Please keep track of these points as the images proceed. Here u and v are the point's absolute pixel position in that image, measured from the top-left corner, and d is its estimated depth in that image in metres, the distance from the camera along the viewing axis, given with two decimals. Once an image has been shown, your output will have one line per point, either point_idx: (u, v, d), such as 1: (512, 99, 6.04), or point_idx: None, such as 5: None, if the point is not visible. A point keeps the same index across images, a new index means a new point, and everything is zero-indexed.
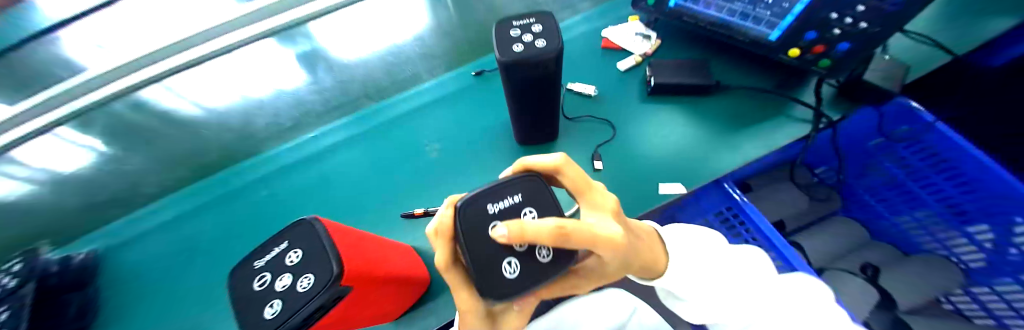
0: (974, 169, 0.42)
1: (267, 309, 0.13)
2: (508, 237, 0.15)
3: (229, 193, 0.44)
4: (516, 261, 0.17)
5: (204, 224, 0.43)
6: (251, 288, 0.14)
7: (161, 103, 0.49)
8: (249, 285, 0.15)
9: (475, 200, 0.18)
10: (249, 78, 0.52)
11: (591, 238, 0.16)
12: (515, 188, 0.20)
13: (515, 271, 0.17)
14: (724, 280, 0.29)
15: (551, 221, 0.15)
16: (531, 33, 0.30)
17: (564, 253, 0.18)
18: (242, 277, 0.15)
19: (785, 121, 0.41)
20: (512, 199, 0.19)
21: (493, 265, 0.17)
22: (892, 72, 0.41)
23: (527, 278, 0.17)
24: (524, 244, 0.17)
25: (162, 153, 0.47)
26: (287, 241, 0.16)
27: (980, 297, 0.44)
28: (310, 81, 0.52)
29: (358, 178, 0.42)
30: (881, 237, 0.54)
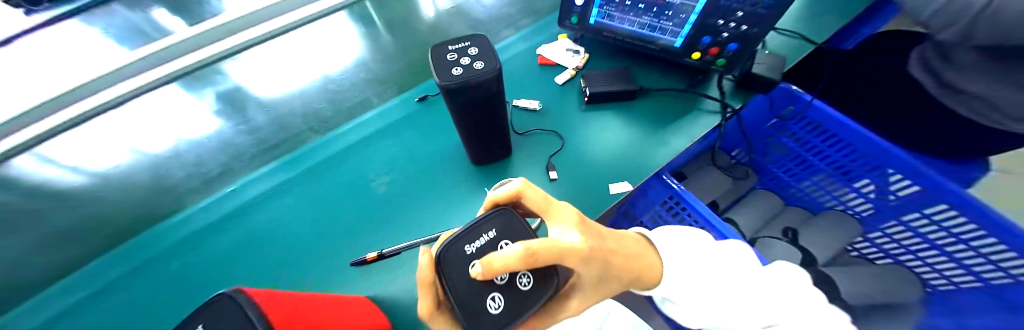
0: (852, 136, 0.51)
1: None
2: (483, 273, 0.17)
3: (145, 264, 0.41)
4: (499, 295, 0.18)
5: (104, 307, 0.38)
6: None
7: (35, 174, 0.47)
8: None
9: (452, 243, 0.20)
10: (151, 131, 0.51)
11: (556, 252, 0.18)
12: (492, 224, 0.22)
13: (499, 305, 0.18)
14: (708, 282, 0.33)
15: (516, 246, 0.17)
16: (468, 56, 0.29)
17: (546, 278, 0.19)
18: None
19: (700, 114, 0.45)
20: (488, 235, 0.21)
21: (478, 303, 0.18)
22: (773, 63, 0.47)
23: (515, 309, 0.18)
24: (503, 277, 0.19)
25: (47, 233, 0.43)
26: (204, 324, 0.17)
27: (878, 242, 0.56)
28: (240, 122, 0.53)
29: (298, 229, 0.42)
30: (793, 203, 0.65)
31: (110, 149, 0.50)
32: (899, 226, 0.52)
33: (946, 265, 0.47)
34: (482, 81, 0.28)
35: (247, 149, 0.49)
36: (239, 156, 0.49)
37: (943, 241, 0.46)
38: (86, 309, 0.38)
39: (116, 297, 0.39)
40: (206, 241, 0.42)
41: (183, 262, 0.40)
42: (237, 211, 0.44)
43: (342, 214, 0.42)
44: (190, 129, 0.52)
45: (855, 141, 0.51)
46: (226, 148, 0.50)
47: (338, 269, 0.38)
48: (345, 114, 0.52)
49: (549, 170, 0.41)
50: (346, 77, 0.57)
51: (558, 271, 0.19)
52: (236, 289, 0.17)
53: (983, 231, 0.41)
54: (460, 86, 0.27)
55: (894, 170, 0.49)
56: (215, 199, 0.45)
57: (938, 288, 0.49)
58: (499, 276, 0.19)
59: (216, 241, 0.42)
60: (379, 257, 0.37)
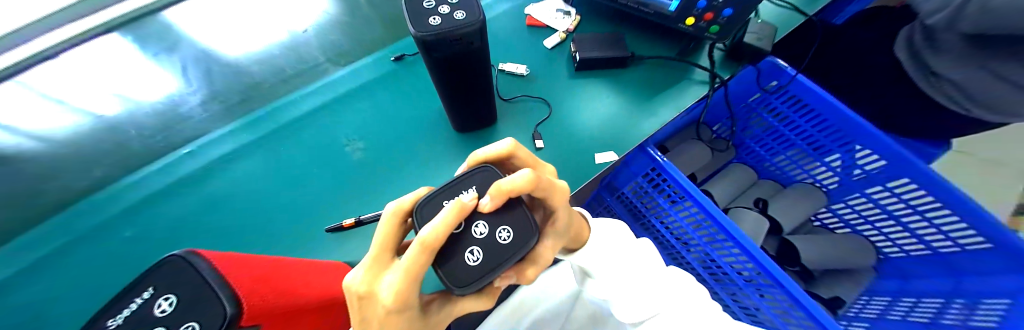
0: (830, 112, 0.51)
1: None
2: (492, 202, 0.19)
3: (92, 230, 0.38)
4: (478, 249, 0.18)
5: (53, 278, 0.35)
6: None
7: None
8: None
9: (432, 199, 0.20)
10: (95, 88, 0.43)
11: (549, 185, 0.21)
12: (472, 181, 0.21)
13: (478, 258, 0.18)
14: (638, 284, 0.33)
15: (525, 172, 0.19)
16: (446, 4, 0.26)
17: (523, 235, 0.19)
18: None
19: (689, 84, 0.44)
20: (468, 191, 0.20)
21: (456, 256, 0.18)
22: (765, 32, 0.45)
23: (492, 262, 0.18)
24: (482, 231, 0.19)
25: None
26: (152, 287, 0.15)
27: (838, 211, 0.60)
28: (256, 52, 0.49)
29: (265, 195, 0.39)
30: (765, 176, 0.68)
31: (49, 109, 0.42)
32: (861, 198, 0.55)
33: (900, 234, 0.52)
34: (462, 34, 0.25)
35: (209, 107, 0.45)
36: (254, 88, 0.46)
37: (900, 211, 0.50)
38: (31, 277, 0.35)
39: (72, 263, 0.36)
40: (170, 205, 0.39)
41: (143, 226, 0.38)
42: (202, 172, 0.41)
43: (316, 180, 0.40)
44: (139, 91, 0.45)
45: (831, 118, 0.51)
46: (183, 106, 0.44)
47: (315, 234, 0.36)
48: (362, 48, 0.51)
49: (535, 139, 0.40)
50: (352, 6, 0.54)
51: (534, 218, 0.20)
52: (194, 253, 0.16)
53: (938, 203, 0.45)
54: (438, 39, 0.25)
55: (861, 145, 0.50)
56: (171, 163, 0.41)
57: (889, 255, 0.55)
58: (478, 230, 0.19)
59: (180, 206, 0.39)
60: (357, 224, 0.36)
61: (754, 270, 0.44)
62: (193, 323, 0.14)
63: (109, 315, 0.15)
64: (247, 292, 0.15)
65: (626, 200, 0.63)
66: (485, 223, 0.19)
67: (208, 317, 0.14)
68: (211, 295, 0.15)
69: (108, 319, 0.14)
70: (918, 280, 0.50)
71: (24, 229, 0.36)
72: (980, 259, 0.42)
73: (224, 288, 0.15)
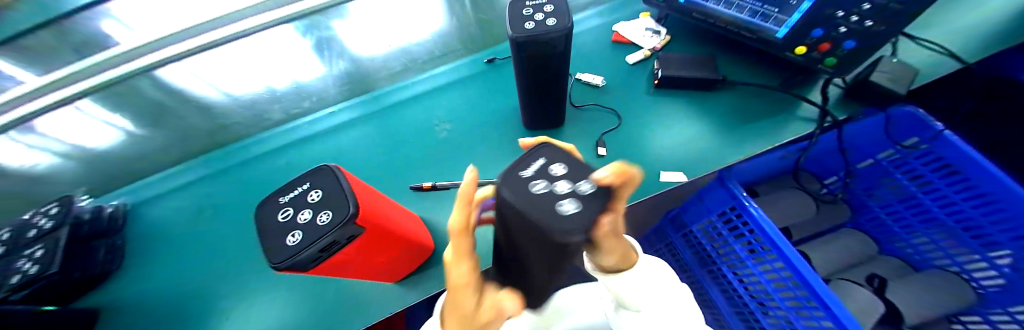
0: (995, 187, 0.38)
1: (291, 237, 0.19)
2: (613, 176, 0.16)
3: (253, 156, 0.52)
4: (571, 203, 0.14)
5: (224, 184, 0.50)
6: (277, 219, 0.20)
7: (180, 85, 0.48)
8: (275, 215, 0.21)
9: (506, 171, 0.17)
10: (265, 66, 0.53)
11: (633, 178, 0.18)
12: (539, 154, 0.18)
13: (573, 209, 0.14)
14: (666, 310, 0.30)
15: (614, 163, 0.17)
16: (543, 13, 0.30)
17: (614, 182, 0.16)
18: (269, 209, 0.21)
19: (789, 119, 0.40)
20: (538, 162, 0.17)
21: (548, 216, 0.14)
22: (902, 73, 0.39)
23: (592, 210, 0.14)
24: (567, 187, 0.15)
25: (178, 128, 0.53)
26: (309, 183, 0.22)
27: (992, 318, 0.41)
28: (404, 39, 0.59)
29: (364, 153, 0.48)
30: (889, 252, 0.53)
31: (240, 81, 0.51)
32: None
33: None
34: (555, 36, 0.29)
35: (356, 75, 0.57)
36: (413, 61, 0.58)
37: None
38: (213, 179, 0.50)
39: (242, 176, 0.50)
40: (302, 148, 0.51)
41: (287, 159, 0.50)
42: (332, 128, 0.53)
43: (406, 147, 0.48)
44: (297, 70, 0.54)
45: (1000, 195, 0.38)
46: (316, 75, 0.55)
47: (395, 190, 0.43)
48: (478, 44, 0.59)
49: (599, 147, 0.41)
50: None
51: (625, 183, 0.17)
52: (337, 168, 0.22)
53: None
54: (528, 40, 0.29)
55: None
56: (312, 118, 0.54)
57: None
58: (563, 184, 0.16)
59: (308, 150, 0.51)
60: (432, 188, 0.42)
61: None
62: (330, 211, 0.20)
63: (283, 194, 0.21)
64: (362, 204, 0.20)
65: (693, 239, 0.59)
66: (568, 177, 0.16)
67: (338, 210, 0.19)
68: (344, 196, 0.20)
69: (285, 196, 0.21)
70: None
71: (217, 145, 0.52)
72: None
73: (351, 196, 0.20)
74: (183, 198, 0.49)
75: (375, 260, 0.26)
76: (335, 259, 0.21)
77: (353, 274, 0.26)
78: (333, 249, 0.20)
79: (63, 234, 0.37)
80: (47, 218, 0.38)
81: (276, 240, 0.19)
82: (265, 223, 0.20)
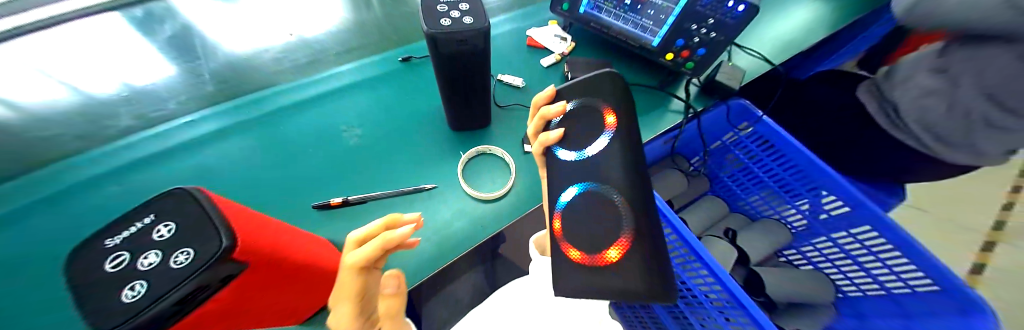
0: (794, 153, 0.54)
1: (128, 291, 0.14)
2: None
3: (71, 189, 0.38)
4: None
5: (21, 232, 0.36)
6: (103, 270, 0.15)
7: None
8: (99, 266, 0.15)
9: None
10: (92, 71, 0.46)
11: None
12: None
13: None
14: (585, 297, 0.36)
15: None
16: (458, 11, 0.30)
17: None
18: (85, 257, 0.15)
19: (665, 112, 0.49)
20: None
21: None
22: (733, 73, 0.51)
23: None
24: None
25: None
26: (154, 215, 0.17)
27: (806, 252, 0.59)
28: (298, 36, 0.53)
29: (251, 170, 0.40)
30: (736, 210, 0.68)
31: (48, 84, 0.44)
32: (828, 242, 0.54)
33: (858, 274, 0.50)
34: (467, 36, 0.29)
35: (233, 77, 0.47)
36: (322, 52, 0.51)
37: (856, 252, 0.50)
38: None
39: (56, 217, 0.37)
40: (154, 172, 0.40)
41: (130, 187, 0.39)
42: (197, 142, 0.42)
43: (308, 158, 0.42)
44: (139, 75, 0.46)
45: (798, 161, 0.54)
46: (164, 78, 0.46)
47: (299, 212, 0.37)
48: (390, 42, 0.54)
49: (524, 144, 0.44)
50: (388, 6, 0.59)
51: None
52: (197, 189, 0.18)
53: (889, 245, 0.45)
54: (447, 37, 0.29)
55: (827, 191, 0.52)
56: (164, 131, 0.42)
57: (847, 294, 0.52)
58: None
59: (165, 174, 0.40)
60: (345, 203, 0.37)
61: (720, 293, 0.39)
62: (190, 249, 0.15)
63: (110, 234, 0.16)
64: (242, 236, 0.17)
65: None
66: None
67: (204, 245, 0.15)
68: (210, 227, 0.16)
69: (113, 238, 0.16)
70: (874, 320, 0.47)
71: (7, 178, 0.38)
72: (937, 303, 0.40)
73: (224, 226, 0.16)
74: None
75: (267, 301, 0.22)
76: (205, 312, 0.17)
77: (238, 324, 0.21)
78: (202, 299, 0.16)
79: None
80: None
81: (100, 302, 0.14)
82: (81, 281, 0.15)
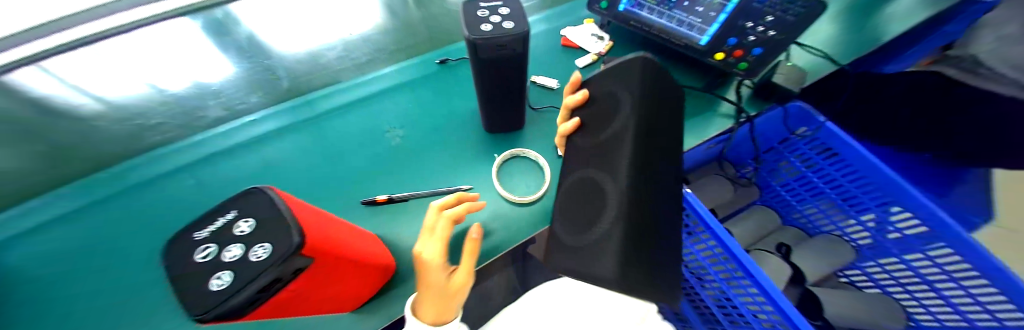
0: (861, 163, 0.48)
1: (216, 280, 0.16)
2: None
3: (156, 178, 0.43)
4: None
5: (115, 214, 0.41)
6: (195, 259, 0.17)
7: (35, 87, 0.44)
8: (192, 256, 0.17)
9: None
10: (163, 68, 0.50)
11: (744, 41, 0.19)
12: None
13: None
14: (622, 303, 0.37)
15: None
16: (498, 15, 0.30)
17: None
18: (182, 246, 0.18)
19: (712, 116, 0.46)
20: None
21: None
22: (793, 74, 0.46)
23: None
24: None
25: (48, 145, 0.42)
26: (236, 212, 0.19)
27: (872, 273, 0.53)
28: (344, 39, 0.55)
29: (304, 166, 0.44)
30: (790, 223, 0.62)
31: (122, 77, 0.48)
32: (901, 265, 0.48)
33: (935, 302, 0.43)
34: (507, 39, 0.29)
35: (289, 79, 0.51)
36: (379, 49, 0.55)
37: (935, 277, 0.43)
38: (99, 210, 0.41)
39: (144, 202, 0.42)
40: (222, 165, 0.44)
41: (204, 178, 0.43)
42: (258, 139, 0.46)
43: (355, 156, 0.44)
44: (206, 75, 0.51)
45: (866, 171, 0.48)
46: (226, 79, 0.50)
47: (344, 206, 0.39)
48: (427, 44, 0.56)
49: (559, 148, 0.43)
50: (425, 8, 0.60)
51: None
52: (270, 188, 0.20)
53: (973, 270, 0.39)
54: (487, 42, 0.29)
55: (900, 207, 0.46)
56: (230, 129, 0.46)
57: (920, 323, 0.45)
58: None
59: (231, 167, 0.44)
60: (389, 200, 0.39)
61: (773, 316, 0.36)
62: (268, 244, 0.17)
63: (200, 228, 0.19)
64: (309, 234, 0.18)
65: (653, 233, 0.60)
66: None
67: (279, 241, 0.17)
68: (284, 226, 0.18)
69: (205, 230, 0.18)
70: None
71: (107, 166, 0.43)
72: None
73: (297, 226, 0.18)
74: (55, 237, 0.40)
75: (327, 292, 0.23)
76: (276, 300, 0.18)
77: (300, 313, 0.23)
78: (274, 288, 0.17)
79: None
80: None
81: (193, 288, 0.16)
82: (180, 268, 0.17)
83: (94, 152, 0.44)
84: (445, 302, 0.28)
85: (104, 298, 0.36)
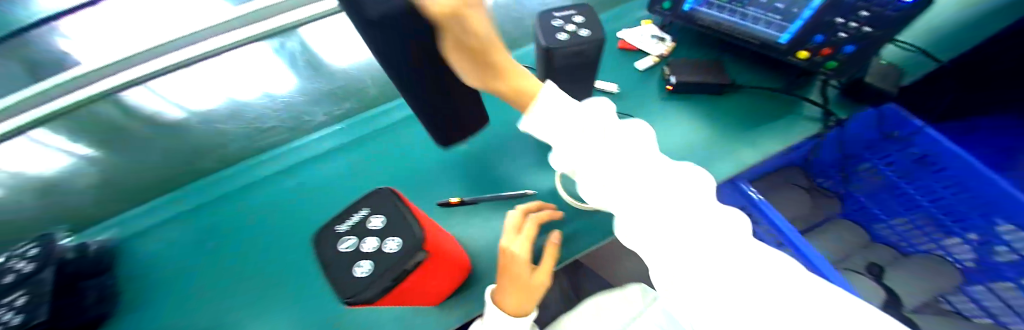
0: (968, 174, 0.44)
1: (358, 269, 0.19)
2: None
3: (257, 180, 0.47)
4: None
5: (223, 211, 0.45)
6: (339, 249, 0.20)
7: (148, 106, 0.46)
8: (336, 246, 0.20)
9: None
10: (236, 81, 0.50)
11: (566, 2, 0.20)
12: None
13: None
14: None
15: None
16: (573, 23, 0.31)
17: None
18: (328, 236, 0.21)
19: (797, 120, 0.43)
20: None
21: None
22: (888, 73, 0.43)
23: None
24: None
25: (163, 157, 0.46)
26: (367, 209, 0.22)
27: (977, 296, 0.48)
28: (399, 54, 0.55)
29: (383, 171, 0.46)
30: (879, 240, 0.57)
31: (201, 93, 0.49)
32: (1011, 287, 0.44)
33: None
34: (584, 45, 0.29)
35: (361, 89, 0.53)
36: None
37: None
38: (214, 206, 0.46)
39: (247, 200, 0.46)
40: (312, 169, 0.48)
41: (298, 180, 0.47)
42: (345, 145, 0.49)
43: (430, 162, 0.46)
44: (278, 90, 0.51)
45: (970, 182, 0.44)
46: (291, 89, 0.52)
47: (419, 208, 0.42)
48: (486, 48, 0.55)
49: None
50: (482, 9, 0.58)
51: None
52: (391, 190, 0.23)
53: None
54: (565, 50, 0.29)
55: (1008, 220, 0.42)
56: (322, 136, 0.50)
57: None
58: None
59: (321, 171, 0.47)
60: (461, 203, 0.41)
61: None
62: (398, 238, 0.19)
63: (340, 222, 0.22)
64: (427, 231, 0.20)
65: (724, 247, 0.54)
66: None
67: (406, 237, 0.19)
68: (408, 223, 0.20)
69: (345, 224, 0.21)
70: None
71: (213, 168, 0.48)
72: None
73: (417, 225, 0.20)
74: (179, 229, 0.45)
75: (428, 287, 0.26)
76: (398, 290, 0.21)
77: (406, 303, 0.25)
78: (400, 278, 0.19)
79: (50, 276, 0.33)
80: (26, 259, 0.33)
81: (342, 273, 0.19)
82: (328, 256, 0.20)
83: (195, 160, 0.48)
84: (528, 294, 0.28)
85: (218, 285, 0.40)
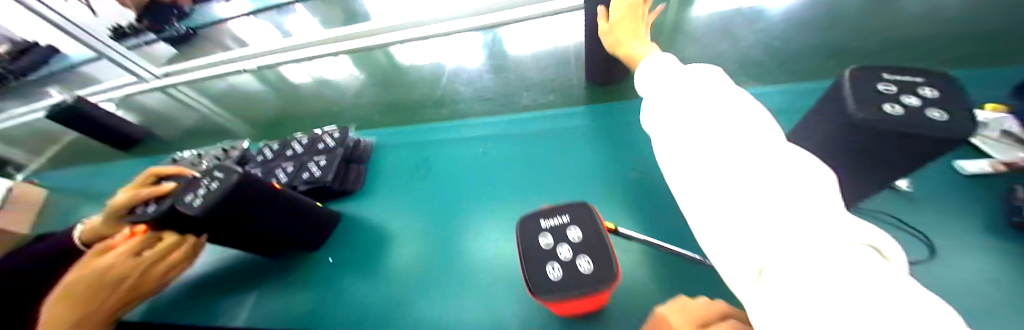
0: None
1: (551, 270, 0.21)
2: None
3: (447, 136, 0.53)
4: None
5: (419, 151, 0.53)
6: (538, 242, 0.23)
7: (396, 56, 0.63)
8: (536, 238, 0.23)
9: None
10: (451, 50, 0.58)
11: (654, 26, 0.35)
12: None
13: None
14: None
15: None
16: (919, 99, 0.19)
17: None
18: (532, 224, 0.24)
19: None
20: None
21: None
22: None
23: None
24: None
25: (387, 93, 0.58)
26: (569, 218, 0.24)
27: None
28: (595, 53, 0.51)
29: (548, 173, 0.44)
30: None
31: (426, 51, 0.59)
32: None
33: None
34: (944, 142, 0.17)
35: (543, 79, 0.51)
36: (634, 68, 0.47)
37: None
38: (413, 144, 0.54)
39: (436, 150, 0.52)
40: (488, 145, 0.50)
41: (475, 150, 0.50)
42: (526, 133, 0.49)
43: (601, 183, 0.41)
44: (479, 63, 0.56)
45: None
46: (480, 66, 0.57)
47: None
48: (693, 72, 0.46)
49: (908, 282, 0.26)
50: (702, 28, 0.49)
51: None
52: (590, 207, 0.24)
53: None
54: (899, 136, 0.18)
55: None
56: (509, 118, 0.51)
57: None
58: None
59: (494, 149, 0.49)
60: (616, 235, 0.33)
61: None
62: (590, 259, 0.21)
63: (545, 217, 0.24)
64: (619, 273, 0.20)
65: None
66: None
67: (599, 265, 0.21)
68: (603, 252, 0.21)
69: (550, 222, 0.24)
70: None
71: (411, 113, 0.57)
72: None
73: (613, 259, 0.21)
74: (387, 151, 0.55)
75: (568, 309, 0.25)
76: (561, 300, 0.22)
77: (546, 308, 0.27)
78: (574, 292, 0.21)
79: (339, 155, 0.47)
80: (333, 140, 0.47)
81: (539, 265, 0.22)
82: (529, 243, 0.23)
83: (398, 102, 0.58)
84: None
85: (391, 210, 0.47)
